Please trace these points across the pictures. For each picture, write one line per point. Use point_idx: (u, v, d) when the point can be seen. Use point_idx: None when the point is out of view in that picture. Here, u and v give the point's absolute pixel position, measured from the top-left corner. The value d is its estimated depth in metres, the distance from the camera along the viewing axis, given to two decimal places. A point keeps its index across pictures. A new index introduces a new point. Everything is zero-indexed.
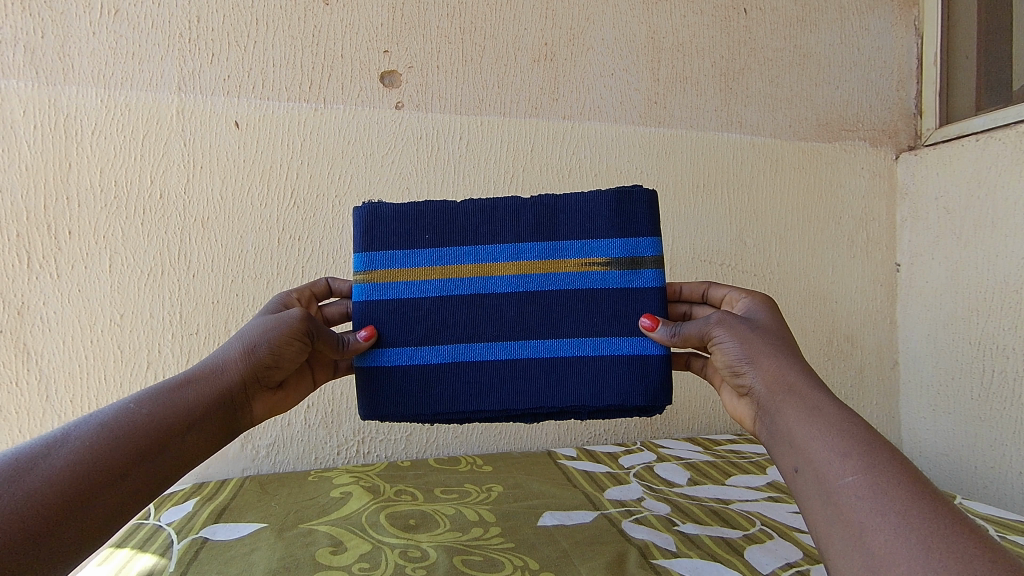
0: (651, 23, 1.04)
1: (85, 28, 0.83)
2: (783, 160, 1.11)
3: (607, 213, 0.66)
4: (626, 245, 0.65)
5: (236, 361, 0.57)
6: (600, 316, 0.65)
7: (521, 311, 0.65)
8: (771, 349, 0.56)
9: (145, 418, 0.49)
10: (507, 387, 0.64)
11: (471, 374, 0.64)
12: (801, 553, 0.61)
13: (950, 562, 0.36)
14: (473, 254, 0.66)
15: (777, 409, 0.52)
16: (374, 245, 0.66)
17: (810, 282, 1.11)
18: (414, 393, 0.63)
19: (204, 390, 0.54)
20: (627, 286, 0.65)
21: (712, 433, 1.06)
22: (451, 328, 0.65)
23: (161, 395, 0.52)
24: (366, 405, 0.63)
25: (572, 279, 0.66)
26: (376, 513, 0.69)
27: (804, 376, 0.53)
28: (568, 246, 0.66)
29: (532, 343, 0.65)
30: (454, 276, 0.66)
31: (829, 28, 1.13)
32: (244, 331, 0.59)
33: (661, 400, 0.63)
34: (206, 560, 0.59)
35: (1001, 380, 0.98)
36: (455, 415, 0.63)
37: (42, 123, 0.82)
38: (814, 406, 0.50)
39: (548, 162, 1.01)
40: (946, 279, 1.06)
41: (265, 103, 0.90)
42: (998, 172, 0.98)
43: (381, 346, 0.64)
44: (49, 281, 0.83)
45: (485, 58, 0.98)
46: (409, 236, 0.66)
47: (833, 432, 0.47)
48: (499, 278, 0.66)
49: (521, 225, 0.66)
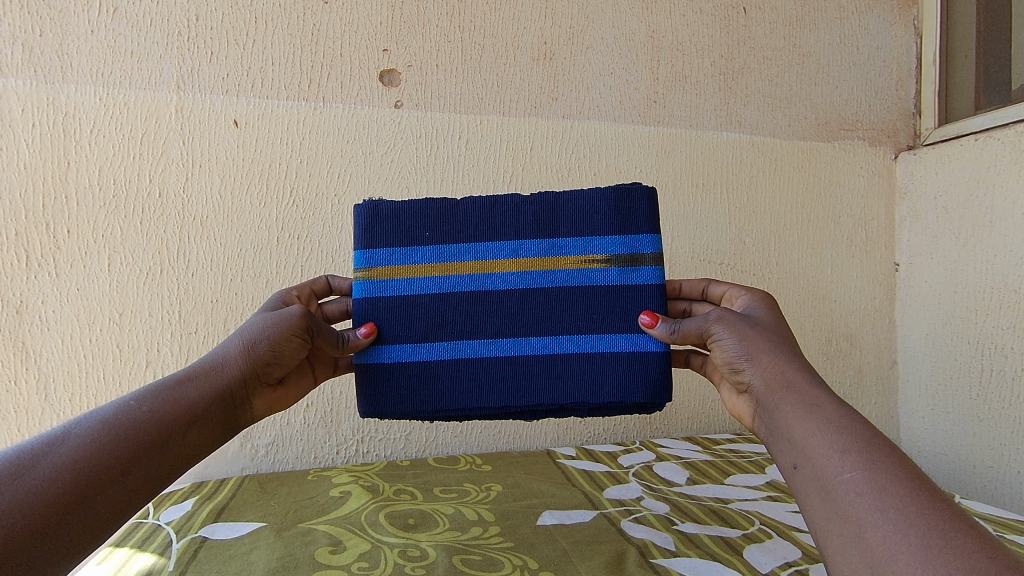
0: (651, 22, 1.04)
1: (84, 26, 0.83)
2: (782, 159, 1.11)
3: (607, 210, 0.66)
4: (626, 242, 0.65)
5: (236, 358, 0.56)
6: (600, 312, 0.65)
7: (521, 308, 0.65)
8: (770, 346, 0.56)
9: (145, 416, 0.48)
10: (507, 385, 0.63)
11: (470, 371, 0.64)
12: (800, 552, 0.61)
13: (950, 559, 0.37)
14: (473, 251, 0.66)
15: (776, 405, 0.52)
16: (374, 242, 0.66)
17: (809, 281, 1.11)
18: (413, 390, 0.63)
19: (205, 387, 0.54)
20: (627, 283, 0.65)
21: (711, 432, 1.06)
22: (450, 325, 0.65)
23: (161, 392, 0.51)
24: (366, 402, 0.63)
25: (572, 276, 0.66)
26: (375, 513, 0.69)
27: (804, 373, 0.53)
28: (568, 243, 0.66)
29: (532, 340, 0.65)
30: (454, 273, 0.66)
31: (828, 27, 1.13)
32: (243, 328, 0.59)
33: (661, 397, 0.63)
34: (205, 560, 0.59)
35: (1000, 380, 0.98)
36: (454, 412, 0.63)
37: (41, 122, 0.82)
38: (814, 403, 0.50)
39: (547, 162, 1.01)
40: (945, 278, 1.06)
41: (264, 102, 0.90)
42: (997, 172, 0.98)
43: (381, 343, 0.64)
44: (48, 280, 0.82)
45: (484, 57, 0.98)
46: (409, 233, 0.66)
47: (832, 428, 0.47)
48: (499, 275, 0.66)
49: (521, 222, 0.66)
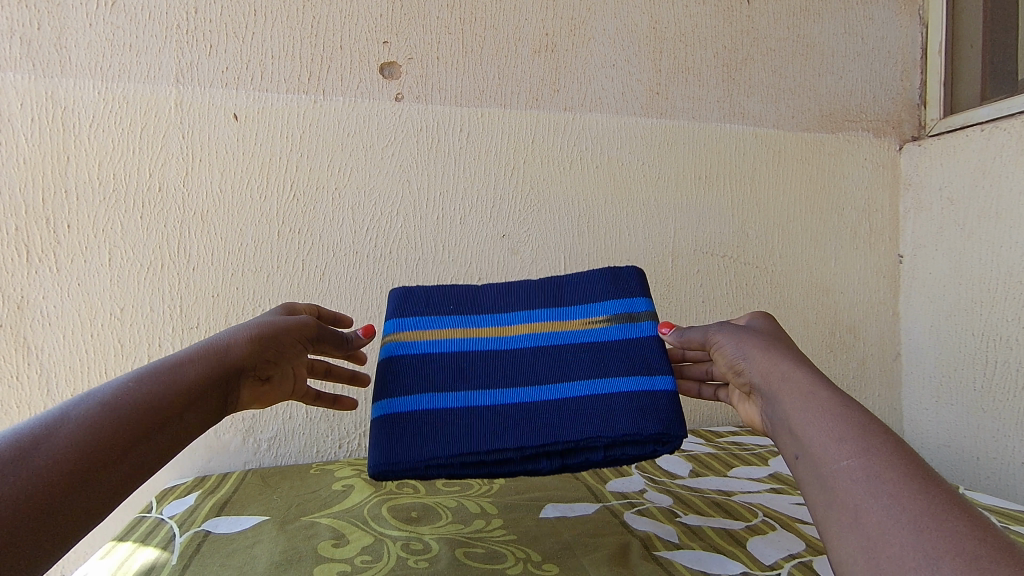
0: (653, 13, 1.03)
1: (82, 19, 0.83)
2: (785, 151, 1.10)
3: (602, 279, 0.70)
4: (621, 303, 0.68)
5: (242, 344, 0.56)
6: (604, 362, 0.65)
7: (532, 362, 0.66)
8: (765, 344, 0.57)
9: (142, 397, 0.47)
10: (520, 427, 0.61)
11: (484, 417, 0.62)
12: (804, 544, 0.60)
13: (940, 543, 0.35)
14: (490, 320, 0.69)
15: (774, 396, 0.52)
16: (404, 311, 0.68)
17: (812, 273, 1.11)
18: (428, 436, 0.61)
19: (204, 369, 0.52)
20: (627, 338, 0.66)
21: (714, 425, 1.06)
22: (466, 378, 0.65)
23: (162, 373, 0.50)
24: (383, 445, 0.60)
25: (578, 334, 0.67)
26: (378, 506, 0.69)
27: (799, 366, 0.53)
28: (572, 307, 0.69)
29: (543, 388, 0.64)
30: (472, 337, 0.68)
31: (833, 17, 1.12)
32: (250, 323, 0.59)
33: (675, 429, 0.60)
34: (208, 553, 0.58)
35: (1004, 372, 0.97)
36: (473, 458, 0.60)
37: (39, 115, 0.82)
38: (810, 392, 0.49)
39: (549, 154, 1.00)
40: (949, 270, 1.06)
41: (264, 95, 0.89)
42: (1002, 163, 0.97)
43: (399, 396, 0.63)
44: (49, 275, 0.82)
45: (485, 48, 0.97)
46: (433, 304, 0.69)
47: (828, 416, 0.46)
48: (511, 338, 0.68)
49: (530, 291, 0.70)
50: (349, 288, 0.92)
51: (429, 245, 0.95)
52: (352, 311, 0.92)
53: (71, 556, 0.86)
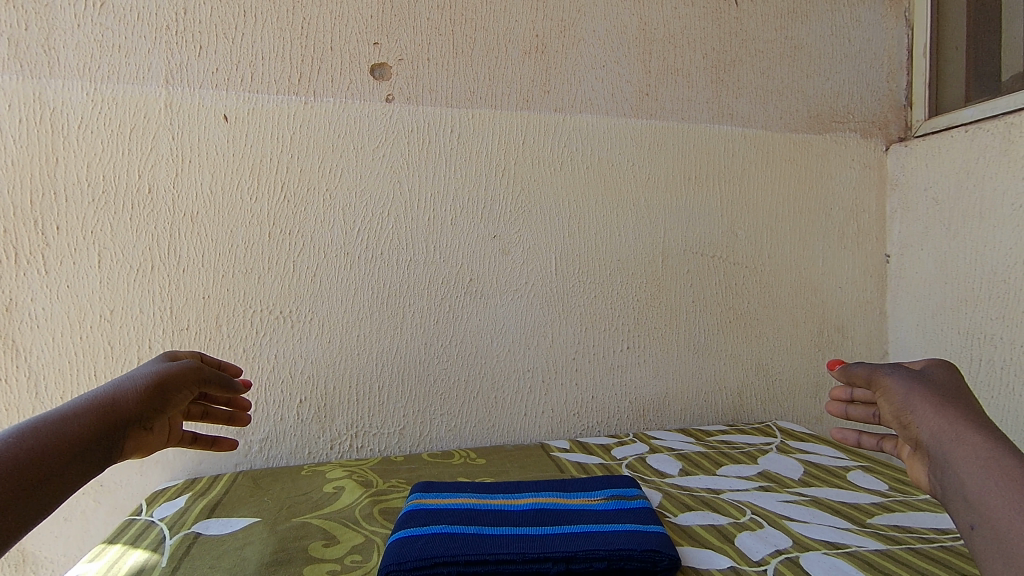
0: (643, 14, 1.04)
1: (70, 20, 0.83)
2: (774, 152, 1.11)
3: (600, 482, 0.69)
4: (618, 490, 0.67)
5: (129, 397, 0.51)
6: (607, 513, 0.61)
7: (540, 513, 0.60)
8: (937, 396, 0.48)
9: (26, 455, 0.41)
10: (535, 545, 0.53)
11: (496, 541, 0.54)
12: (790, 540, 0.61)
13: None
14: (502, 493, 0.66)
15: (941, 456, 0.44)
16: (430, 488, 0.68)
17: (800, 273, 1.12)
18: (441, 546, 0.53)
19: (95, 421, 0.47)
20: (624, 503, 0.63)
21: (704, 424, 1.07)
22: (475, 520, 0.58)
23: (44, 428, 0.44)
24: (396, 542, 0.55)
25: (579, 502, 0.64)
26: (369, 506, 0.70)
27: (977, 425, 0.44)
28: (574, 492, 0.67)
29: (554, 525, 0.58)
30: (482, 499, 0.64)
31: (820, 19, 1.13)
32: (134, 375, 0.54)
33: None
34: (198, 556, 0.58)
35: (989, 369, 0.99)
36: (476, 558, 0.51)
37: (27, 116, 0.81)
38: (990, 456, 0.41)
39: (539, 155, 1.00)
40: (935, 269, 1.07)
41: (254, 97, 0.89)
42: (986, 164, 0.98)
43: (409, 527, 0.57)
44: (38, 277, 0.82)
45: (475, 50, 0.98)
46: (454, 487, 0.68)
47: (1013, 486, 0.39)
48: (521, 501, 0.63)
49: (536, 485, 0.68)
50: (339, 290, 0.92)
51: (419, 246, 0.95)
52: (343, 312, 0.92)
53: (61, 558, 0.85)
